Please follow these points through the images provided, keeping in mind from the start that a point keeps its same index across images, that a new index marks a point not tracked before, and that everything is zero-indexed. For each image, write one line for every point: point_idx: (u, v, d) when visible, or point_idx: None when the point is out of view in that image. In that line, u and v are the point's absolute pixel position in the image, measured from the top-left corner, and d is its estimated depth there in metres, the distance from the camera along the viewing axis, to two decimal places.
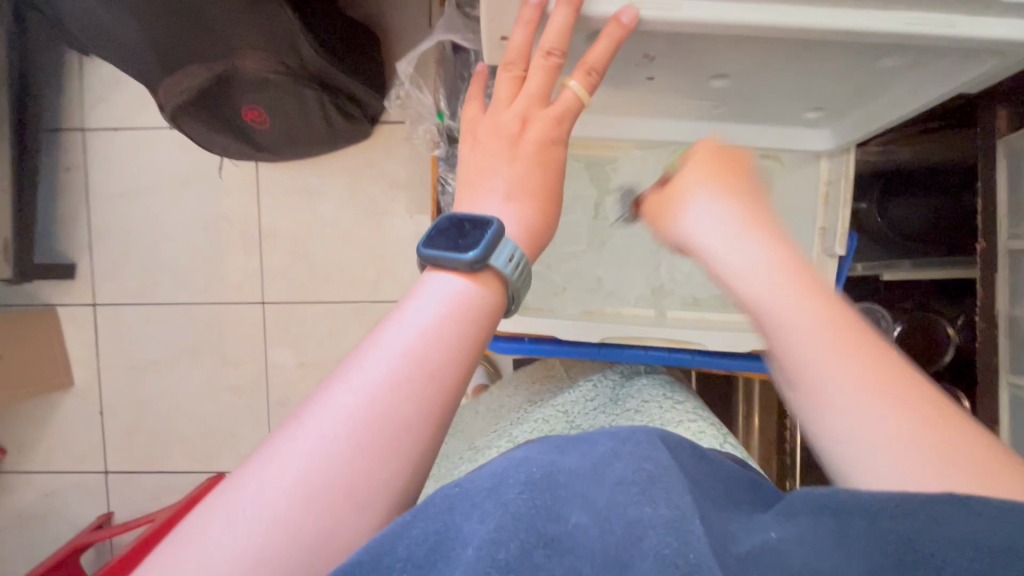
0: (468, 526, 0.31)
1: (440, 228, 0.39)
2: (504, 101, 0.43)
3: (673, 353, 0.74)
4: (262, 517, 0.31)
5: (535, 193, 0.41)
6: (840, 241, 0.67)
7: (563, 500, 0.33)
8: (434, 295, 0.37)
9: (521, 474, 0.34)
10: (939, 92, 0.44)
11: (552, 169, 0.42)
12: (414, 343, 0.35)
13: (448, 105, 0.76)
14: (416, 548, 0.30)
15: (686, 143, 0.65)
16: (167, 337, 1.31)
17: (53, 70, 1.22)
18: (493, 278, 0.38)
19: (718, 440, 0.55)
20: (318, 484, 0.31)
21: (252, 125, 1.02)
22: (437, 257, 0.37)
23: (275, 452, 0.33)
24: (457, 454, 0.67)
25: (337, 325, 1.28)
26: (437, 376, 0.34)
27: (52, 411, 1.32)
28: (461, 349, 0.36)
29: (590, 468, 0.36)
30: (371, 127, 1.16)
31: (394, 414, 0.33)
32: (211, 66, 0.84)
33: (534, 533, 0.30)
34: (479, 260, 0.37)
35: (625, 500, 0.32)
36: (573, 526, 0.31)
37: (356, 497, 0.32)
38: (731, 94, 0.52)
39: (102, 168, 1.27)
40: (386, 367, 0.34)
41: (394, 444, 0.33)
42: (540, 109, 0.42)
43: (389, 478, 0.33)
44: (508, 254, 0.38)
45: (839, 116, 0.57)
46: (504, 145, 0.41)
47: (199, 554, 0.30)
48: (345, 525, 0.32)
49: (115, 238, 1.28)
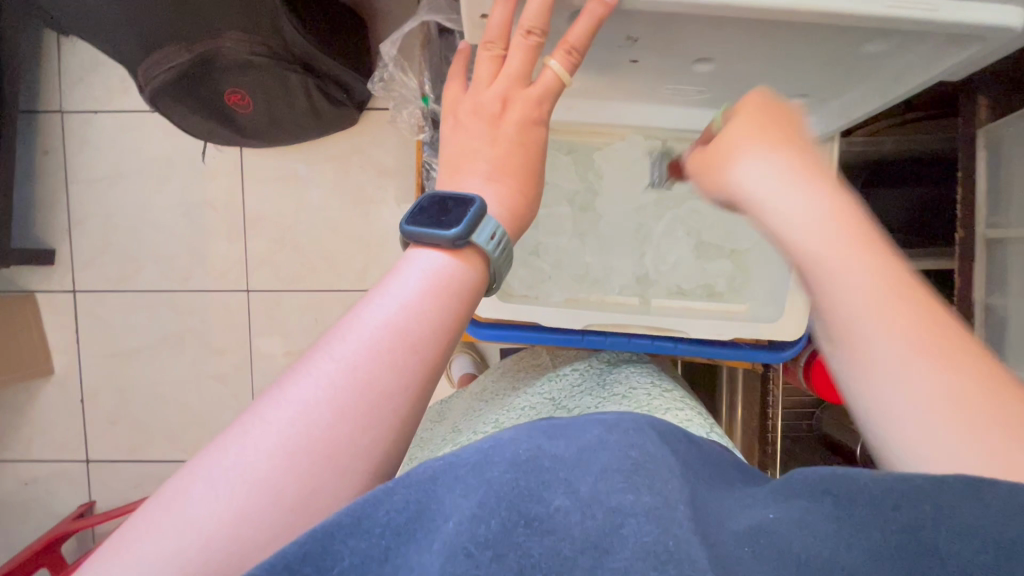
0: (451, 499, 0.31)
1: (421, 205, 0.39)
2: (484, 81, 0.42)
3: (658, 341, 0.74)
4: (240, 479, 0.30)
5: (516, 173, 0.41)
6: None
7: (547, 483, 0.32)
8: (416, 270, 0.36)
9: (507, 453, 0.34)
10: (919, 80, 0.44)
11: (534, 149, 0.42)
12: (395, 316, 0.34)
13: (433, 89, 0.75)
14: (395, 515, 0.30)
15: (671, 129, 0.64)
16: (150, 325, 1.29)
17: (29, 49, 1.19)
18: (475, 254, 0.38)
19: (704, 427, 0.55)
20: (295, 452, 0.31)
21: (235, 109, 1.00)
22: (419, 233, 0.37)
23: (254, 421, 0.32)
24: (440, 436, 0.67)
25: (322, 314, 1.27)
26: (418, 348, 0.34)
27: (32, 400, 1.30)
28: (442, 320, 0.35)
29: (577, 456, 0.34)
30: (358, 113, 1.14)
31: (373, 384, 0.33)
32: (192, 48, 0.83)
33: (516, 513, 0.30)
34: (461, 236, 0.37)
35: (609, 488, 0.32)
36: (555, 509, 0.30)
37: (334, 466, 0.32)
38: (717, 79, 0.51)
39: (81, 151, 1.24)
40: (366, 338, 0.33)
41: (375, 414, 0.32)
42: (521, 88, 0.42)
43: (370, 448, 0.33)
44: (490, 230, 0.38)
45: (824, 104, 0.57)
46: (485, 125, 0.41)
47: (177, 521, 0.30)
48: (322, 494, 0.31)
49: (95, 223, 1.26)
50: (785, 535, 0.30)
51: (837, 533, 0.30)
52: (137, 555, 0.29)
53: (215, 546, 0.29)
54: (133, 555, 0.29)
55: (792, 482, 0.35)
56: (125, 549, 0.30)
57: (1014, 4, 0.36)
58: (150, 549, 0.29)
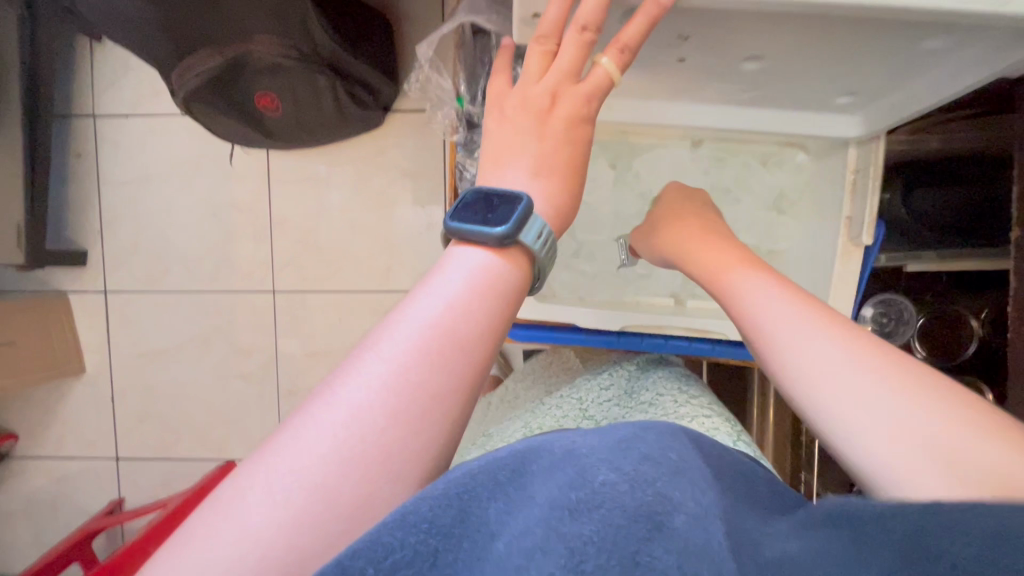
0: (496, 514, 0.31)
1: (467, 201, 0.39)
2: (534, 76, 0.42)
3: (693, 343, 0.73)
4: (297, 483, 0.30)
5: (561, 169, 0.40)
6: (868, 230, 0.64)
7: (588, 467, 0.32)
8: (459, 269, 0.36)
9: (545, 458, 0.35)
10: (978, 77, 0.43)
11: (580, 146, 0.41)
12: (441, 316, 0.34)
13: (469, 90, 0.74)
14: (439, 513, 0.29)
15: (709, 128, 0.63)
16: (178, 326, 1.31)
17: (64, 56, 1.22)
18: (521, 254, 0.38)
19: (731, 436, 0.54)
20: (349, 458, 0.31)
21: (264, 112, 1.01)
22: (463, 230, 0.37)
23: (308, 423, 0.32)
24: (469, 441, 0.67)
25: (346, 314, 1.28)
26: (465, 350, 0.34)
27: (64, 398, 1.33)
28: (487, 320, 0.35)
29: (613, 444, 0.35)
30: (383, 115, 1.15)
31: (424, 384, 0.33)
32: (224, 52, 0.85)
33: (560, 504, 0.30)
34: (508, 235, 0.36)
35: (652, 474, 0.32)
36: (601, 484, 0.31)
37: (388, 469, 0.31)
38: (762, 77, 0.50)
39: (113, 154, 1.26)
40: (412, 338, 0.33)
41: (424, 416, 0.32)
42: (570, 83, 0.41)
43: (420, 452, 0.32)
44: (537, 229, 0.38)
45: (871, 102, 0.56)
46: (533, 120, 0.41)
47: (233, 526, 0.29)
48: (376, 499, 0.31)
49: (126, 225, 1.28)
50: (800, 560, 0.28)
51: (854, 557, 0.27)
52: (197, 562, 0.29)
53: (272, 550, 0.29)
54: (189, 563, 0.29)
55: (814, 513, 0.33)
56: (183, 555, 0.29)
57: None
58: (206, 555, 0.29)
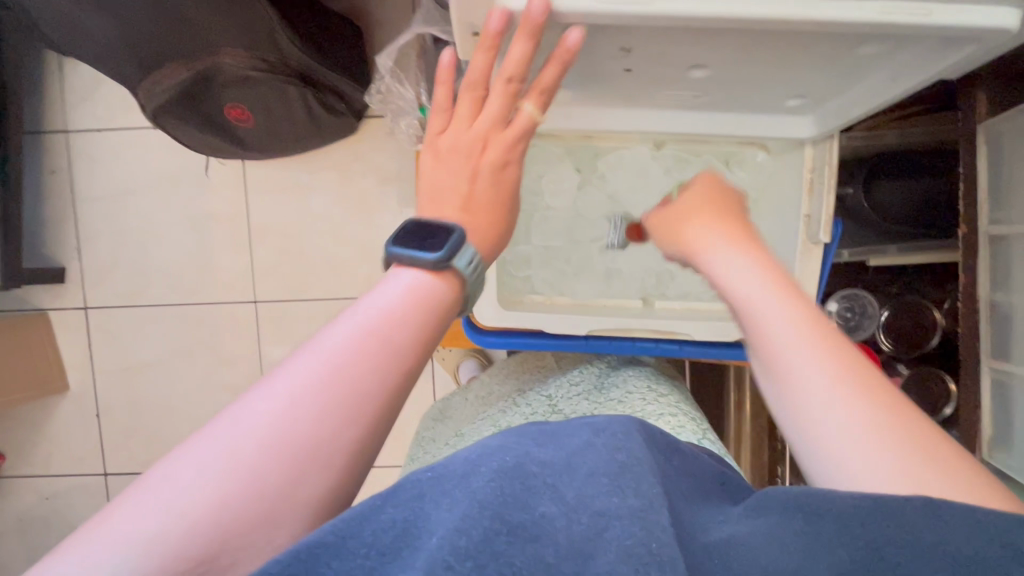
0: (436, 516, 0.31)
1: (407, 228, 0.39)
2: (465, 119, 0.43)
3: (661, 344, 0.73)
4: (225, 468, 0.31)
5: (489, 212, 0.42)
6: (825, 228, 0.66)
7: (533, 491, 0.33)
8: (398, 284, 0.37)
9: (494, 462, 0.35)
10: (915, 81, 0.44)
11: (507, 189, 0.43)
12: (375, 324, 0.35)
13: (430, 100, 0.74)
14: (380, 535, 0.30)
15: (667, 132, 0.63)
16: (160, 339, 1.30)
17: (32, 71, 1.21)
18: (456, 279, 0.39)
19: (695, 434, 0.57)
20: (275, 451, 0.31)
21: (236, 123, 1.01)
22: (404, 254, 0.37)
23: (240, 413, 0.32)
24: (443, 440, 0.69)
25: (329, 322, 1.28)
26: (397, 359, 0.34)
27: (48, 415, 1.32)
28: (421, 326, 0.36)
29: (564, 460, 0.36)
30: (356, 121, 1.15)
31: (355, 389, 0.33)
32: (193, 65, 0.85)
33: (500, 521, 0.30)
34: (443, 260, 0.37)
35: (594, 493, 0.33)
36: (540, 515, 0.31)
37: (311, 466, 0.32)
38: (711, 84, 0.51)
39: (86, 169, 1.25)
40: (346, 342, 0.34)
41: (352, 418, 0.33)
42: (498, 128, 0.43)
43: (347, 452, 0.33)
44: (470, 256, 0.39)
45: (821, 103, 0.56)
46: (464, 162, 0.42)
47: (155, 504, 0.30)
48: (299, 492, 0.32)
49: (102, 240, 1.27)
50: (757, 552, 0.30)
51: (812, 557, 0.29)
52: (117, 534, 0.29)
53: (188, 530, 0.29)
54: (108, 534, 0.29)
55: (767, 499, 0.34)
56: (102, 526, 0.29)
57: (1009, 5, 0.35)
58: (128, 528, 0.29)
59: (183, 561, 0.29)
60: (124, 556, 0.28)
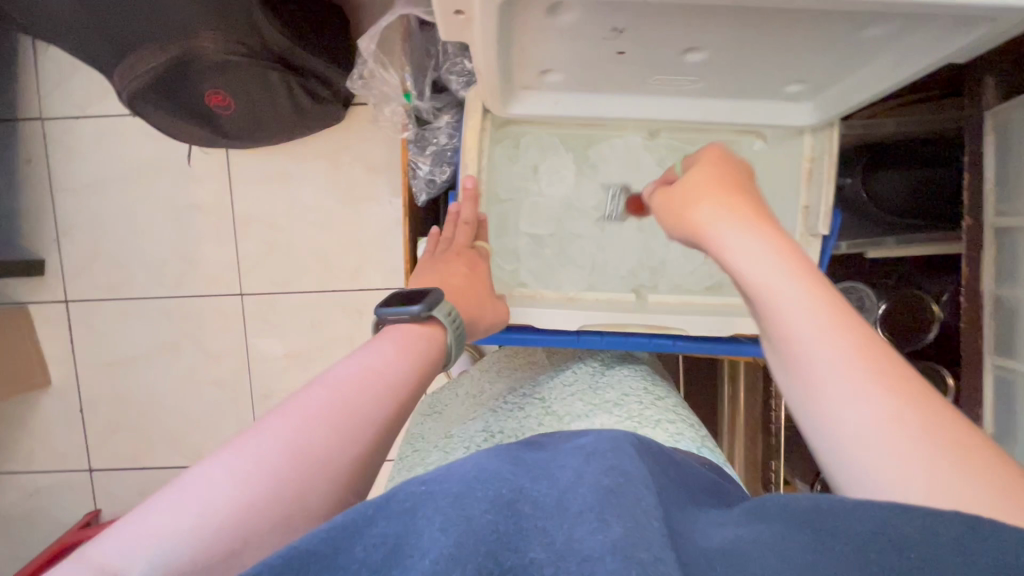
0: (429, 533, 0.29)
1: (392, 296, 0.49)
2: (443, 246, 0.64)
3: (656, 339, 0.72)
4: (247, 477, 0.32)
5: (466, 296, 0.56)
6: (824, 220, 0.65)
7: (524, 534, 0.30)
8: (389, 333, 0.45)
9: (489, 491, 0.32)
10: (924, 62, 0.42)
11: (475, 284, 0.59)
12: (375, 357, 0.41)
13: (415, 86, 0.72)
14: (372, 552, 0.28)
15: (655, 123, 0.60)
16: (144, 333, 1.27)
17: (3, 56, 1.16)
18: (436, 326, 0.48)
19: (695, 441, 0.56)
20: (296, 460, 0.33)
21: (216, 110, 0.97)
22: (390, 311, 0.47)
23: (259, 430, 0.34)
24: (431, 440, 0.66)
25: (317, 315, 1.25)
26: (398, 385, 0.39)
27: (30, 411, 1.29)
28: (413, 364, 0.42)
29: (560, 495, 0.33)
30: (343, 108, 1.12)
31: (365, 407, 0.37)
32: (168, 50, 0.81)
33: (492, 561, 0.28)
34: (425, 311, 0.47)
35: (591, 521, 0.30)
36: (530, 560, 0.29)
37: (327, 477, 0.33)
38: (710, 68, 0.48)
39: (63, 158, 1.21)
40: (353, 367, 0.39)
41: (364, 429, 0.36)
42: (466, 249, 0.63)
43: (359, 460, 0.35)
44: (446, 310, 0.49)
45: (822, 90, 0.53)
46: (445, 267, 0.58)
47: (176, 512, 0.30)
48: (314, 501, 0.33)
49: (82, 231, 1.24)
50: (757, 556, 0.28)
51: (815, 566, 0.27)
52: (146, 530, 0.30)
53: (209, 537, 0.30)
54: (129, 541, 0.30)
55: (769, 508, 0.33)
56: (133, 525, 0.30)
57: None
58: (149, 534, 0.30)
59: (210, 559, 0.30)
60: (156, 550, 0.29)
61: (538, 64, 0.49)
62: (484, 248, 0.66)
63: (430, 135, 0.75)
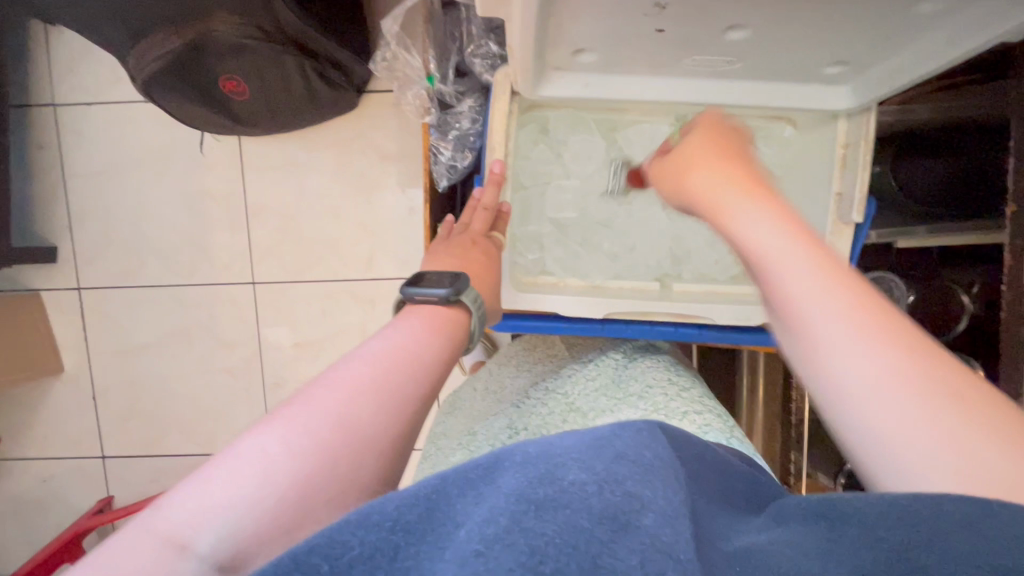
0: (462, 507, 0.29)
1: (415, 278, 0.49)
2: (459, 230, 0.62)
3: (682, 329, 0.73)
4: (300, 448, 0.31)
5: (484, 281, 0.55)
6: (858, 208, 0.65)
7: (559, 465, 0.31)
8: (415, 314, 0.44)
9: (518, 454, 0.33)
10: (980, 39, 0.42)
11: (492, 270, 0.58)
12: (407, 337, 0.41)
13: (438, 68, 0.72)
14: (404, 511, 0.28)
15: (697, 103, 0.60)
16: (156, 320, 1.27)
17: (16, 41, 1.16)
18: (462, 309, 0.47)
19: (723, 433, 0.55)
20: (346, 431, 0.33)
21: (230, 96, 0.96)
22: (417, 293, 0.46)
23: (301, 404, 0.34)
24: (455, 440, 0.67)
25: (330, 304, 1.25)
26: (432, 364, 0.39)
27: (43, 397, 1.30)
28: (445, 345, 0.42)
29: (589, 444, 0.33)
30: (356, 95, 1.09)
31: (405, 382, 0.37)
32: (183, 32, 0.80)
33: (525, 500, 0.28)
34: (454, 293, 0.47)
35: (625, 474, 0.31)
36: (570, 483, 0.29)
37: (375, 450, 0.34)
38: (749, 43, 0.48)
39: (75, 144, 1.21)
40: (388, 346, 0.39)
41: (405, 403, 0.36)
42: (482, 236, 0.62)
43: (400, 436, 0.35)
44: (472, 294, 0.49)
45: (865, 69, 0.54)
46: (462, 250, 0.57)
47: (227, 487, 0.30)
48: (361, 473, 0.33)
49: (94, 218, 1.23)
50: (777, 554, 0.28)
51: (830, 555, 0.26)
52: (206, 502, 0.30)
53: (265, 511, 0.30)
54: (181, 517, 0.29)
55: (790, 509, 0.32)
56: (190, 496, 0.30)
57: None
58: (200, 511, 0.29)
59: (272, 530, 0.30)
60: (222, 522, 0.29)
61: (573, 41, 0.50)
62: (500, 238, 0.64)
63: (452, 120, 0.75)
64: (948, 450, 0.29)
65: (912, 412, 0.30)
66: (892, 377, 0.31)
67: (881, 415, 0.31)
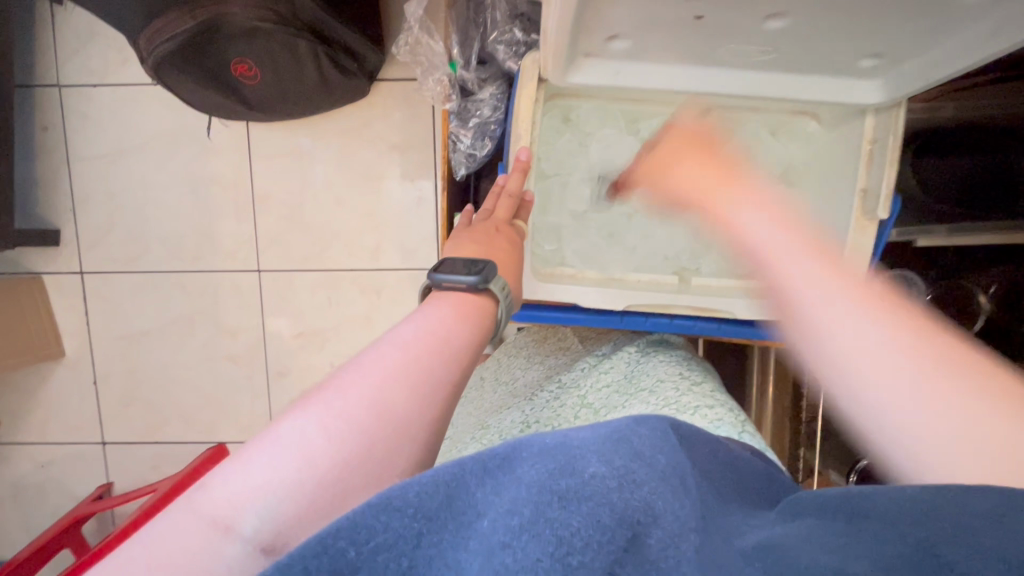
0: (483, 496, 0.28)
1: (442, 264, 0.48)
2: (482, 216, 0.62)
3: (700, 323, 0.74)
4: (337, 433, 0.31)
5: (507, 265, 0.55)
6: (883, 205, 0.65)
7: (579, 456, 0.29)
8: (441, 302, 0.44)
9: (535, 444, 0.31)
10: (1008, 42, 0.45)
11: (513, 254, 0.57)
12: (435, 324, 0.40)
13: (461, 54, 0.73)
14: (427, 500, 0.27)
15: (722, 93, 0.61)
16: (159, 306, 1.26)
17: (23, 19, 1.14)
18: (490, 298, 0.47)
19: (735, 427, 0.54)
20: (381, 417, 0.33)
21: (241, 80, 0.95)
22: (445, 280, 0.46)
23: (333, 391, 0.33)
24: (467, 432, 0.67)
25: (335, 294, 1.24)
26: (459, 354, 0.39)
27: (44, 382, 1.28)
28: (474, 333, 0.42)
29: (606, 435, 0.32)
30: (366, 84, 1.06)
31: (432, 372, 0.36)
32: (196, 14, 0.79)
33: (548, 491, 0.27)
34: (482, 282, 0.46)
35: (641, 470, 0.29)
36: (591, 476, 0.28)
37: (406, 435, 0.33)
38: (794, 31, 0.50)
39: (81, 126, 1.19)
40: (416, 334, 0.38)
41: (433, 391, 0.35)
42: (505, 224, 0.61)
43: (430, 420, 0.35)
44: (501, 284, 0.48)
45: (899, 63, 0.56)
46: (484, 236, 0.57)
47: (261, 471, 0.30)
48: (394, 458, 0.32)
49: (99, 202, 1.22)
50: (794, 551, 0.27)
51: (846, 546, 0.26)
52: (248, 484, 0.29)
53: (301, 495, 0.29)
54: (219, 498, 0.29)
55: (805, 505, 0.32)
56: (230, 479, 0.30)
57: None
58: (234, 492, 0.29)
59: (312, 512, 0.29)
60: (264, 504, 0.29)
61: (609, 27, 0.51)
62: (522, 227, 0.64)
63: (472, 107, 0.75)
64: (964, 435, 0.36)
65: (920, 401, 0.38)
66: (896, 367, 0.40)
67: (885, 393, 0.40)
